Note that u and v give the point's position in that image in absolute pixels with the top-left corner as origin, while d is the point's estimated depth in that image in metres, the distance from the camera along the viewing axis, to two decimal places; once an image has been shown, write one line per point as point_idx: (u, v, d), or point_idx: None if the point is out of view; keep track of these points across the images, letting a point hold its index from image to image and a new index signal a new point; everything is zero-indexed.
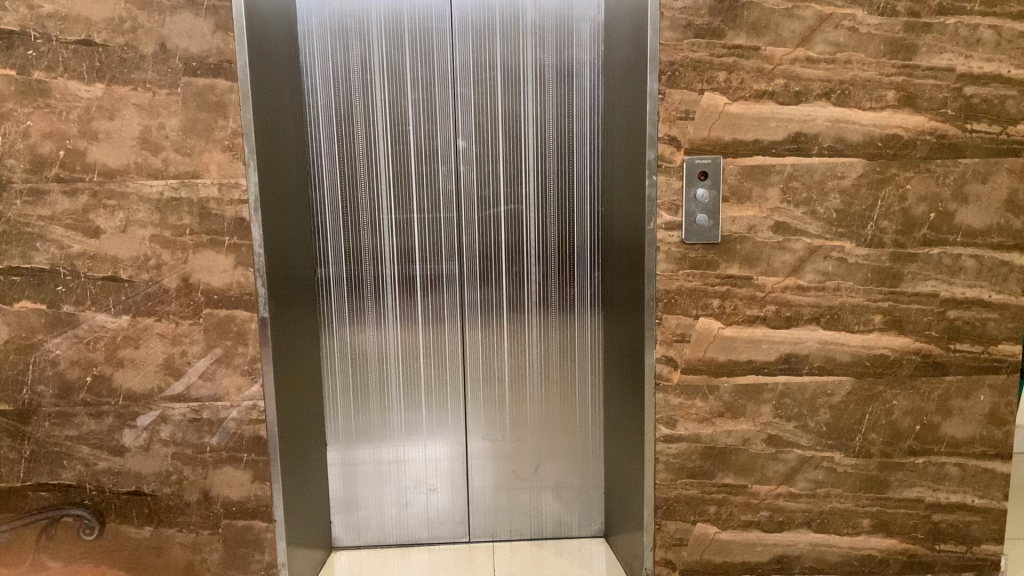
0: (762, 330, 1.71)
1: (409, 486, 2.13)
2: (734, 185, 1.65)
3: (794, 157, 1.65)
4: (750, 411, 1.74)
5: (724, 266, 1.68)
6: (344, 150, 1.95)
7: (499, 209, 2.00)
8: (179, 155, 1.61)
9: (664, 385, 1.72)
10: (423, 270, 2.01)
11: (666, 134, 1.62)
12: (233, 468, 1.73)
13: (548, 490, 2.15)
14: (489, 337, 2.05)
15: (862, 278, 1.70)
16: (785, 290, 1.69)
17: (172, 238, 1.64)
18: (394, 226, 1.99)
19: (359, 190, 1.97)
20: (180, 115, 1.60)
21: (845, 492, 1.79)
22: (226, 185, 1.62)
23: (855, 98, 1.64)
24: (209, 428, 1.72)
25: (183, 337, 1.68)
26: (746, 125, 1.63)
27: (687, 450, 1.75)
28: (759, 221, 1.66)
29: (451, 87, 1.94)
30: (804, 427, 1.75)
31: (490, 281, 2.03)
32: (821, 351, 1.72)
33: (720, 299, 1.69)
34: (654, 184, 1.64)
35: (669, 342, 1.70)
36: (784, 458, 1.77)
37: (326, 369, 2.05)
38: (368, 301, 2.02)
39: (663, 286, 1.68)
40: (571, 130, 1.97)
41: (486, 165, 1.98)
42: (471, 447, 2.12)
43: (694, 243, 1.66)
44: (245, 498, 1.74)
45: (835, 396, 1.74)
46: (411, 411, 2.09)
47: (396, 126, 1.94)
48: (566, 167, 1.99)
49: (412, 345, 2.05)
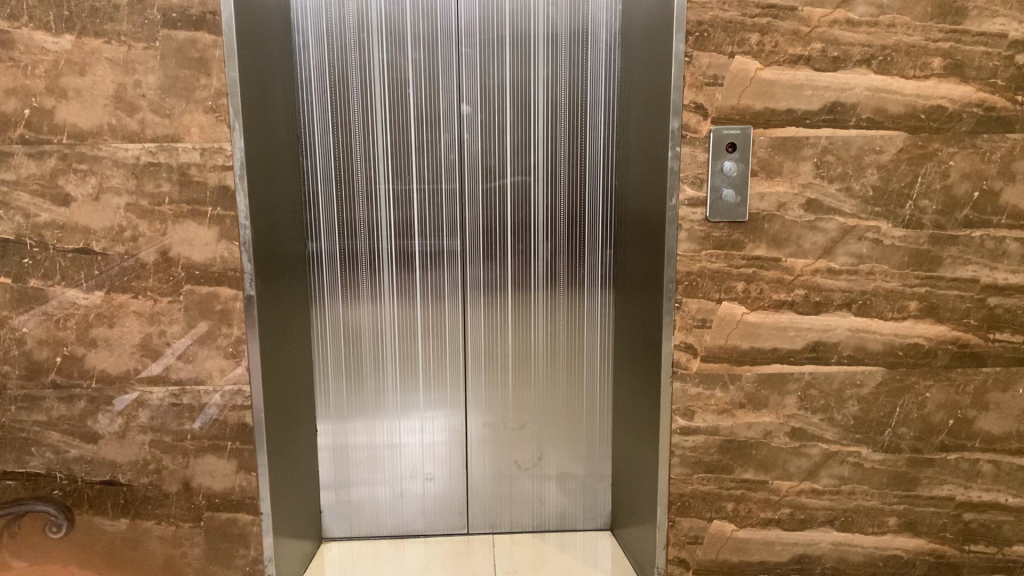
0: (789, 316, 1.58)
1: (404, 474, 2.01)
2: (764, 159, 1.52)
3: (830, 128, 1.52)
4: (773, 402, 1.62)
5: (751, 247, 1.55)
6: (338, 114, 1.80)
7: (505, 180, 1.86)
8: (157, 116, 1.47)
9: (681, 374, 1.60)
10: (422, 245, 1.88)
11: (691, 101, 1.49)
12: (216, 457, 1.61)
13: (553, 481, 2.03)
14: (493, 318, 1.93)
15: (898, 262, 1.57)
16: (815, 274, 1.57)
17: (150, 208, 1.50)
18: (392, 196, 1.85)
19: (354, 157, 1.82)
20: (158, 72, 1.45)
21: (871, 490, 1.67)
22: (209, 150, 1.48)
23: (898, 65, 1.50)
24: (190, 414, 1.59)
25: (161, 316, 1.55)
26: (779, 93, 1.50)
27: (704, 443, 1.63)
28: (789, 198, 1.53)
29: (455, 47, 1.79)
30: (830, 421, 1.64)
31: (494, 258, 1.89)
32: (851, 339, 1.60)
33: (745, 282, 1.57)
34: (677, 156, 1.51)
35: (689, 327, 1.58)
36: (807, 452, 1.65)
37: (317, 349, 1.91)
38: (363, 277, 1.88)
39: (685, 267, 1.55)
40: (584, 97, 1.83)
41: (492, 133, 1.84)
42: (471, 433, 2.00)
43: (718, 221, 1.53)
44: (229, 489, 1.62)
45: (864, 387, 1.62)
46: (408, 394, 1.96)
47: (396, 89, 1.80)
48: (578, 137, 1.85)
49: (409, 324, 1.92)
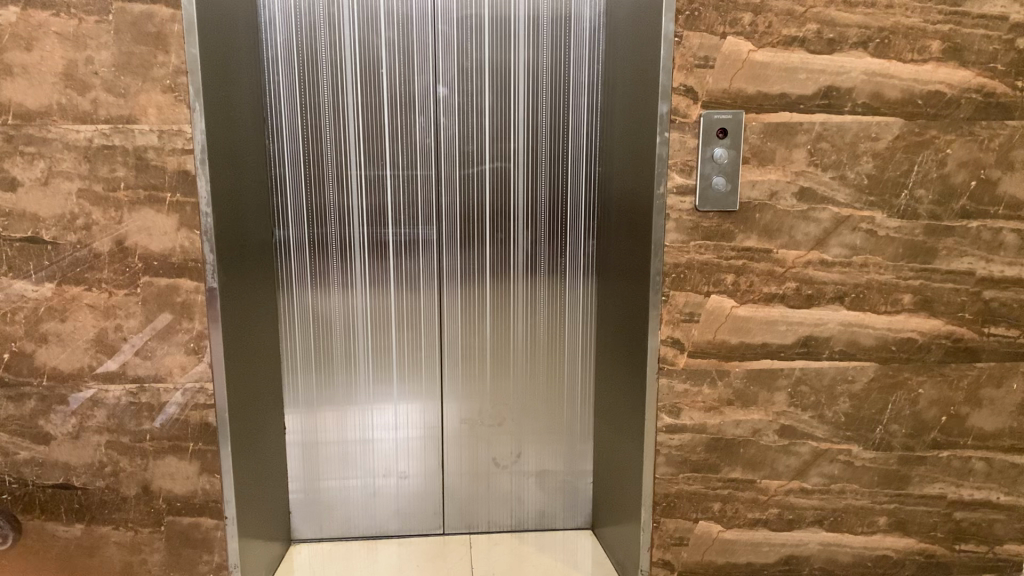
0: (780, 310, 1.52)
1: (377, 472, 1.93)
2: (756, 145, 1.45)
3: (824, 114, 1.45)
4: (762, 399, 1.56)
5: (741, 237, 1.48)
6: (306, 95, 1.70)
7: (484, 167, 1.78)
8: (111, 96, 1.37)
9: (667, 370, 1.53)
10: (397, 234, 1.79)
11: (681, 84, 1.41)
12: (177, 459, 1.52)
13: (532, 479, 1.97)
14: (470, 310, 1.85)
15: (892, 253, 1.51)
16: (807, 266, 1.50)
17: (104, 194, 1.40)
18: (364, 182, 1.76)
19: (324, 140, 1.73)
20: (112, 48, 1.35)
21: (862, 488, 1.62)
22: (167, 132, 1.38)
23: (896, 48, 1.44)
24: (149, 413, 1.50)
25: (117, 310, 1.45)
26: (772, 77, 1.43)
27: (691, 442, 1.57)
28: (781, 186, 1.47)
29: (432, 26, 1.70)
30: (821, 418, 1.58)
31: (471, 247, 1.81)
32: (844, 334, 1.54)
33: (734, 275, 1.50)
34: (665, 142, 1.43)
35: (676, 322, 1.51)
36: (797, 451, 1.59)
37: (285, 341, 1.82)
38: (333, 267, 1.79)
39: (673, 258, 1.48)
40: (566, 79, 1.75)
41: (470, 118, 1.75)
42: (447, 429, 1.92)
43: (708, 211, 1.46)
44: (192, 493, 1.53)
45: (856, 383, 1.57)
46: (381, 390, 1.88)
47: (368, 70, 1.71)
48: (560, 122, 1.77)
49: (382, 316, 1.83)
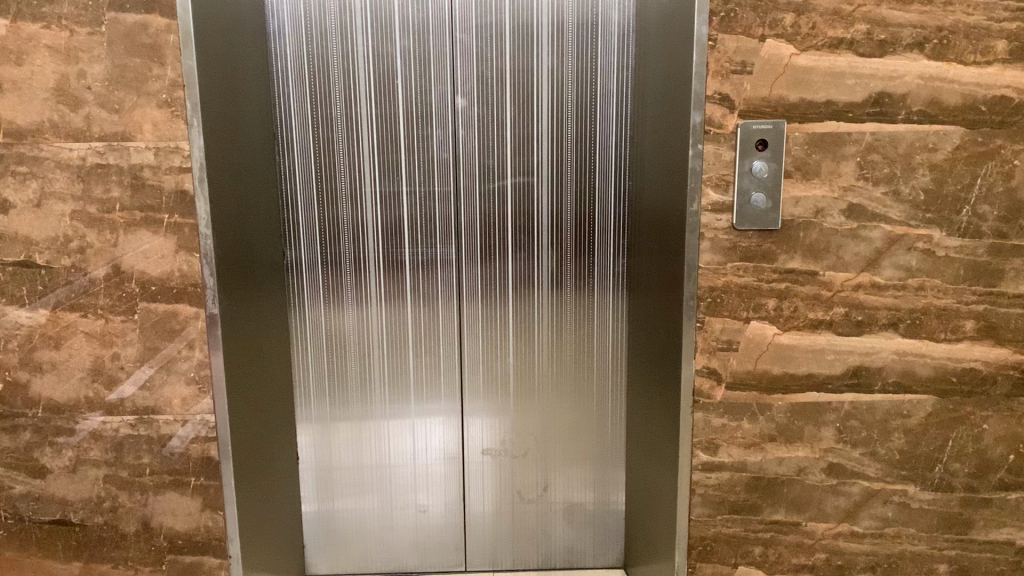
0: (827, 337, 1.39)
1: (395, 504, 1.83)
2: (799, 158, 1.32)
3: (875, 123, 1.32)
4: (808, 435, 1.43)
5: (783, 258, 1.36)
6: (318, 107, 1.62)
7: (506, 182, 1.67)
8: (104, 111, 1.29)
9: (703, 403, 1.41)
10: (413, 253, 1.70)
11: (716, 92, 1.30)
12: (179, 494, 1.43)
13: (560, 514, 1.85)
14: (492, 334, 1.74)
15: (952, 275, 1.37)
16: (857, 289, 1.37)
17: (98, 215, 1.33)
18: (379, 199, 1.67)
19: (337, 155, 1.64)
20: (105, 61, 1.27)
21: (919, 533, 1.47)
22: (164, 149, 1.30)
23: (956, 49, 1.30)
24: (149, 446, 1.42)
25: (114, 337, 1.37)
26: (817, 82, 1.30)
27: (729, 481, 1.44)
28: (827, 202, 1.34)
29: (449, 33, 1.60)
30: (873, 455, 1.44)
31: (493, 265, 1.71)
32: (898, 363, 1.40)
33: (777, 299, 1.37)
34: (699, 155, 1.31)
35: (712, 351, 1.39)
36: (846, 491, 1.45)
37: (297, 364, 1.73)
38: (347, 286, 1.70)
39: (708, 282, 1.36)
40: (594, 88, 1.63)
41: (491, 129, 1.65)
42: (469, 459, 1.82)
43: (747, 230, 1.34)
44: (193, 530, 1.44)
45: (912, 418, 1.42)
46: (399, 416, 1.78)
47: (383, 80, 1.61)
48: (587, 134, 1.65)
49: (399, 339, 1.74)
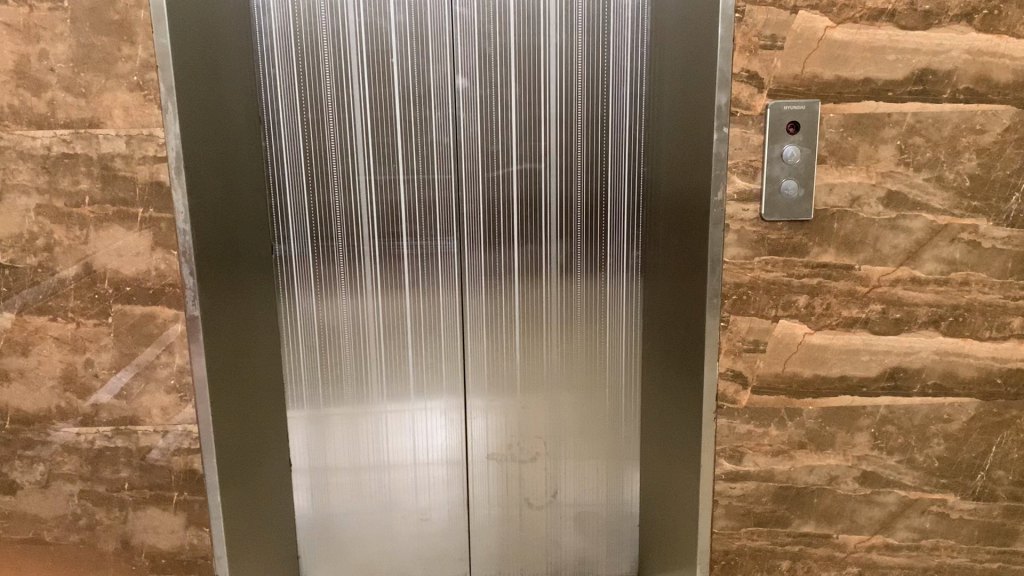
0: (862, 337, 1.28)
1: (396, 510, 1.73)
2: (834, 142, 1.21)
3: (918, 103, 1.20)
4: (840, 442, 1.32)
5: (816, 252, 1.24)
6: (307, 87, 1.50)
7: (511, 168, 1.56)
8: (70, 96, 1.17)
9: (727, 409, 1.31)
10: (412, 246, 1.58)
11: (743, 69, 1.18)
12: (161, 510, 1.33)
13: (570, 521, 1.75)
14: (497, 331, 1.64)
15: (999, 269, 1.25)
16: (895, 284, 1.26)
17: (66, 210, 1.21)
18: (374, 186, 1.55)
19: (328, 139, 1.52)
20: (69, 39, 1.15)
21: (958, 545, 1.37)
22: (136, 137, 1.18)
23: (1008, 20, 1.17)
24: (127, 460, 1.31)
25: (87, 343, 1.26)
26: (854, 59, 1.18)
27: (755, 491, 1.34)
28: (864, 190, 1.22)
29: (448, 6, 1.48)
30: (909, 463, 1.33)
31: (498, 257, 1.59)
32: (939, 364, 1.29)
33: (808, 295, 1.26)
34: (724, 139, 1.20)
35: (737, 352, 1.28)
36: (881, 501, 1.35)
37: (288, 363, 1.62)
38: (341, 280, 1.59)
39: (734, 278, 1.25)
40: (606, 65, 1.51)
41: (494, 111, 1.53)
42: (474, 463, 1.71)
43: (776, 221, 1.23)
44: (178, 548, 1.34)
45: (953, 422, 1.32)
46: (398, 418, 1.68)
47: (376, 58, 1.49)
48: (598, 115, 1.54)
49: (398, 337, 1.63)
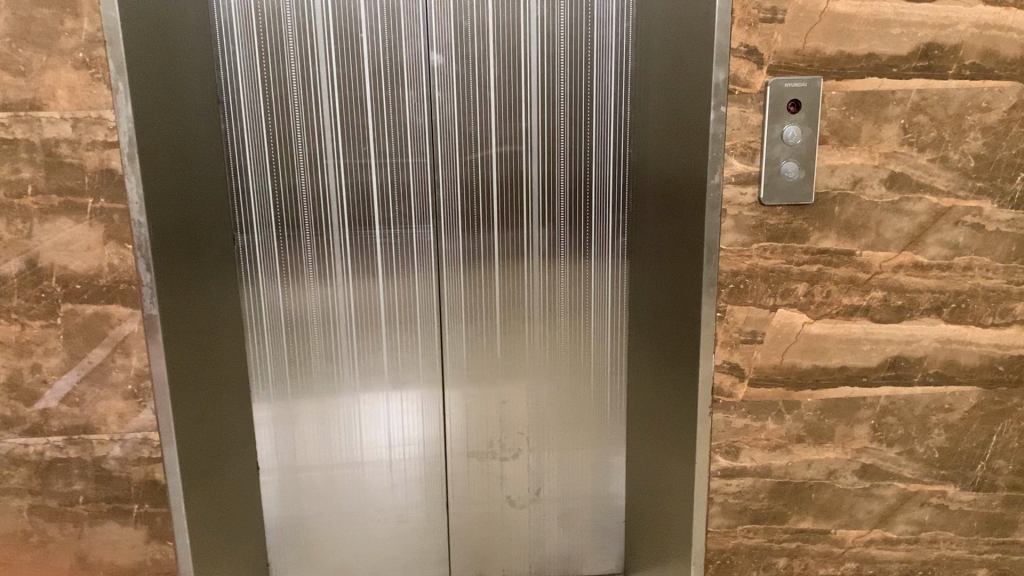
0: (862, 325, 1.22)
1: (371, 512, 1.65)
2: (836, 121, 1.14)
3: (923, 79, 1.14)
4: (839, 435, 1.27)
5: (816, 237, 1.18)
6: (269, 65, 1.39)
7: (490, 151, 1.47)
8: (7, 75, 1.06)
9: (723, 403, 1.24)
10: (386, 234, 1.49)
11: (742, 44, 1.11)
12: (120, 524, 1.23)
13: (554, 517, 1.69)
14: (476, 322, 1.56)
15: (1003, 252, 1.20)
16: (897, 270, 1.20)
17: (6, 201, 1.10)
18: (344, 171, 1.46)
19: (294, 121, 1.42)
20: (5, 12, 1.04)
21: (958, 537, 1.33)
22: (83, 120, 1.07)
23: None
24: (81, 471, 1.21)
25: (33, 346, 1.15)
26: (857, 33, 1.12)
27: (751, 488, 1.28)
28: (867, 172, 1.16)
29: None
30: (909, 454, 1.28)
31: (476, 244, 1.51)
32: (941, 353, 1.24)
33: (808, 283, 1.20)
34: (722, 119, 1.12)
35: (734, 344, 1.22)
36: (880, 495, 1.30)
37: (253, 360, 1.52)
38: (309, 271, 1.49)
39: (731, 266, 1.18)
40: (589, 40, 1.43)
41: (471, 90, 1.44)
42: (453, 461, 1.64)
43: (776, 205, 1.16)
44: (140, 564, 1.25)
45: (954, 412, 1.27)
46: (373, 415, 1.59)
47: (345, 34, 1.39)
48: (581, 94, 1.46)
49: (371, 330, 1.54)
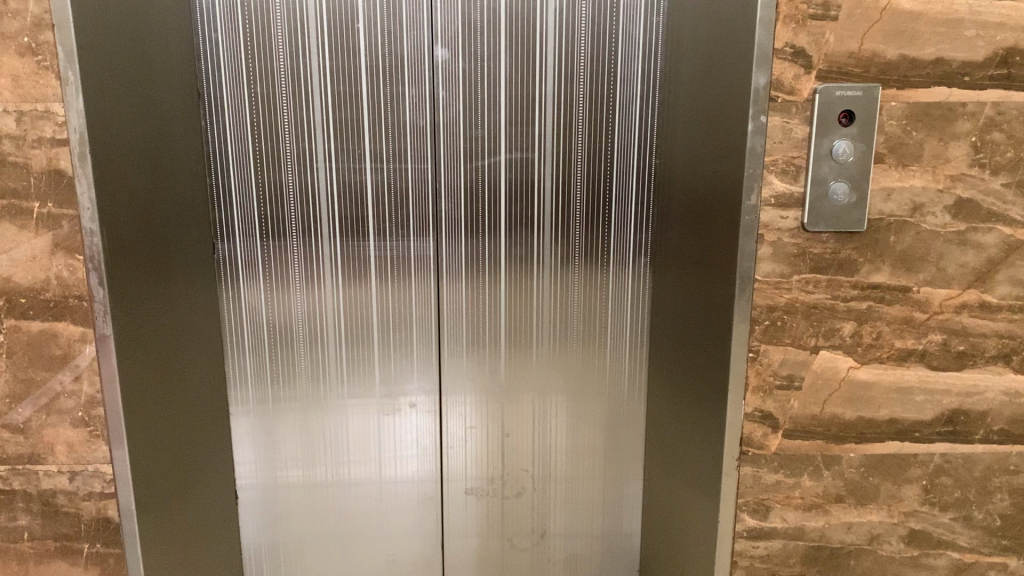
0: (917, 373, 1.06)
1: (358, 546, 1.51)
2: (896, 137, 0.98)
3: (1001, 90, 0.97)
4: (885, 496, 1.10)
5: (866, 271, 1.02)
6: (256, 56, 1.26)
7: (499, 158, 1.33)
8: None
9: (751, 456, 1.09)
10: (381, 245, 1.35)
11: (787, 44, 0.95)
12: (69, 564, 1.11)
13: (560, 558, 1.54)
14: (479, 344, 1.42)
15: None
16: (960, 311, 1.04)
17: None
18: (336, 174, 1.32)
19: (282, 118, 1.29)
20: None
21: None
22: (29, 114, 0.95)
23: None
24: (27, 505, 1.09)
25: None
26: (924, 35, 0.96)
27: (781, 551, 1.13)
28: (929, 197, 1.00)
29: None
30: (966, 521, 1.12)
31: (480, 258, 1.37)
32: (1008, 406, 1.07)
33: (855, 323, 1.04)
34: (761, 130, 0.97)
35: (766, 389, 1.06)
36: (930, 565, 1.13)
37: (234, 378, 1.40)
38: (296, 283, 1.36)
39: (766, 300, 1.03)
40: (614, 37, 1.28)
41: (479, 88, 1.30)
42: (450, 494, 1.50)
43: (821, 231, 1.00)
44: None
45: (1020, 475, 1.10)
46: (363, 441, 1.45)
47: (339, 23, 1.25)
48: (603, 96, 1.31)
49: (362, 349, 1.40)
